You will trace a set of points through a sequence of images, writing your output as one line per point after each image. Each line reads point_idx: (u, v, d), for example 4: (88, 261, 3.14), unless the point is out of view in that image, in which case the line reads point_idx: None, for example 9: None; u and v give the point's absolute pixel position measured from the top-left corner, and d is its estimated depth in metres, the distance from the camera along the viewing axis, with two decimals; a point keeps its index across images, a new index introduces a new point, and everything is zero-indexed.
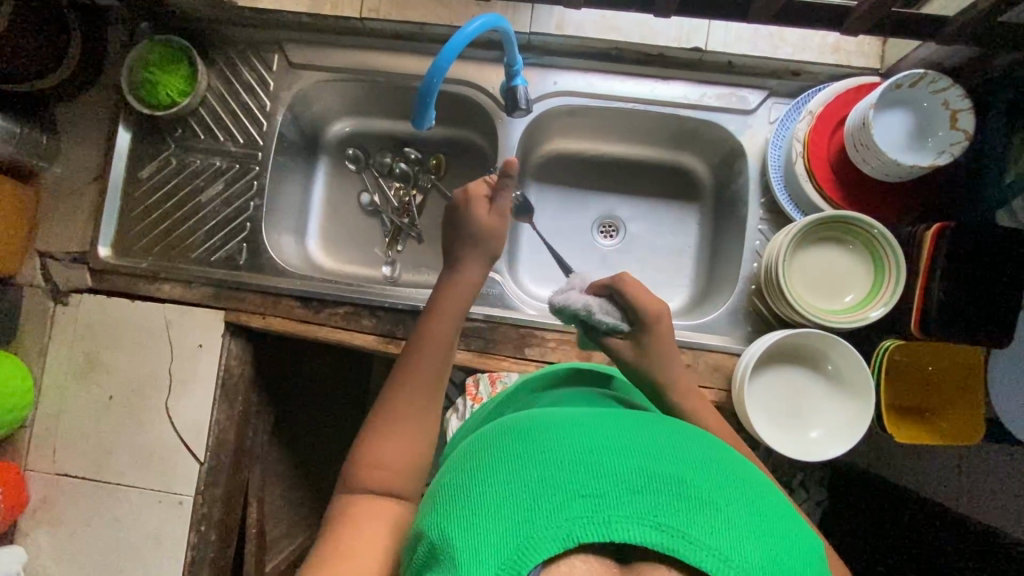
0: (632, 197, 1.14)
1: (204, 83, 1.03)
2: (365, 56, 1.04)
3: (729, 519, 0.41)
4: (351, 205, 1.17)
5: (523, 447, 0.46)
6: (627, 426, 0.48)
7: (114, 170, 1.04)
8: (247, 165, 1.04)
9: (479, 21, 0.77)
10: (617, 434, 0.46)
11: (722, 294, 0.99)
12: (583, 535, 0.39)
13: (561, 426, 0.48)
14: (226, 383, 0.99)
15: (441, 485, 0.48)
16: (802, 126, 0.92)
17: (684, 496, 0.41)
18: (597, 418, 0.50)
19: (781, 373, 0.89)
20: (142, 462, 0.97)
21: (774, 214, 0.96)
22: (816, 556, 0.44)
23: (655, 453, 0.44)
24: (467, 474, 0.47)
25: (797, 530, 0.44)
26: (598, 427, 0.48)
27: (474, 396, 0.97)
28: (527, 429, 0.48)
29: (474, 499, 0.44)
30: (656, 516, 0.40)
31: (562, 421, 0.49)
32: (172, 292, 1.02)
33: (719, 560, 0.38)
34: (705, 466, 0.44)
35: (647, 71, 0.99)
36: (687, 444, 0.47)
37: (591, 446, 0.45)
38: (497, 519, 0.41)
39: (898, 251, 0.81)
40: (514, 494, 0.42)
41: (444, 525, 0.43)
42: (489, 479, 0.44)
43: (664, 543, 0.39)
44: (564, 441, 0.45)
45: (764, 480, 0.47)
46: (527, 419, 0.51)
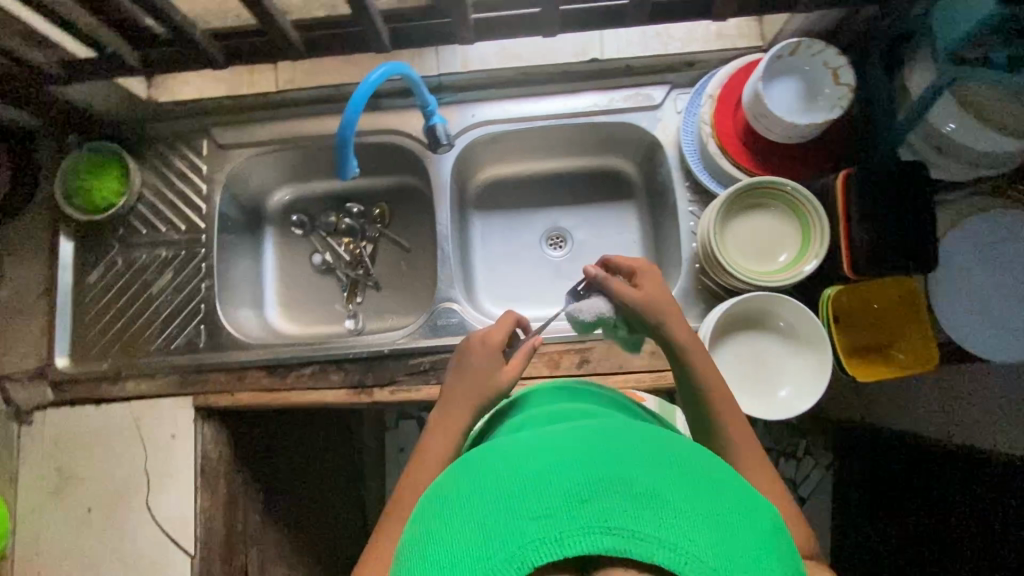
0: (572, 207, 1.19)
1: (139, 180, 1.06)
2: (290, 126, 1.08)
3: (676, 508, 0.42)
4: (304, 268, 1.20)
5: (475, 483, 0.47)
6: (574, 438, 0.50)
7: (61, 282, 1.04)
8: (193, 249, 1.06)
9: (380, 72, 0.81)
10: (563, 450, 0.48)
11: (672, 279, 1.03)
12: (539, 558, 0.41)
13: (509, 452, 0.49)
14: (205, 469, 0.98)
15: (404, 537, 0.49)
16: (706, 110, 0.98)
17: (630, 495, 0.43)
18: (545, 437, 0.51)
19: (741, 340, 0.92)
20: (132, 569, 0.94)
21: (701, 193, 1.01)
22: (769, 527, 0.45)
23: (600, 460, 0.46)
24: (426, 522, 0.47)
25: (747, 506, 0.46)
26: (546, 446, 0.49)
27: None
28: (479, 465, 0.50)
29: (433, 549, 0.44)
30: (606, 522, 0.41)
31: (511, 447, 0.51)
32: (137, 388, 1.01)
33: (670, 550, 0.40)
34: (650, 463, 0.46)
35: (556, 88, 1.05)
36: (631, 442, 0.49)
37: (539, 467, 0.46)
38: (456, 561, 0.42)
39: (816, 203, 0.86)
40: (470, 535, 0.43)
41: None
42: (445, 525, 0.45)
43: (618, 547, 0.40)
44: (513, 468, 0.47)
45: (713, 464, 0.49)
46: (479, 453, 0.52)
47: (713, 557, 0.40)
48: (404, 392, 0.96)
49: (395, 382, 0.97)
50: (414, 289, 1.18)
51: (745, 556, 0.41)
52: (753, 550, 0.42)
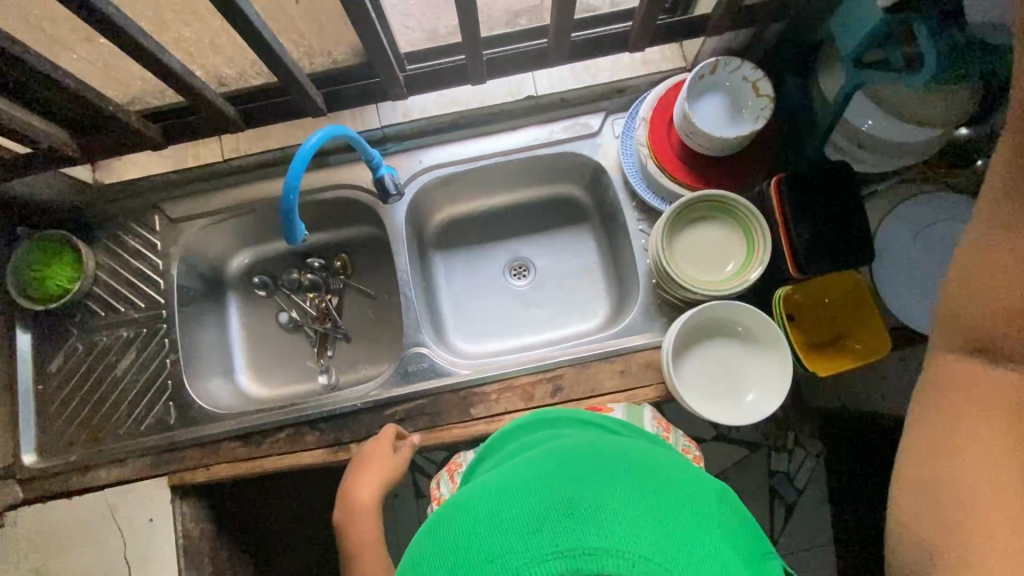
0: (530, 236, 1.22)
1: (92, 262, 1.05)
2: (241, 192, 1.09)
3: (619, 515, 0.45)
4: (272, 329, 1.19)
5: (438, 540, 0.49)
6: (525, 472, 0.53)
7: (21, 376, 1.03)
8: (154, 326, 1.05)
9: (319, 135, 0.82)
10: (514, 484, 0.50)
11: (632, 296, 1.06)
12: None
13: (467, 500, 0.52)
14: (188, 549, 0.96)
15: None
16: (641, 132, 1.02)
17: (577, 515, 0.45)
18: (501, 476, 0.54)
19: (703, 350, 0.94)
20: None
21: (648, 211, 1.04)
22: (714, 516, 0.49)
23: (547, 486, 0.49)
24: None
25: (691, 501, 0.49)
26: (501, 485, 0.52)
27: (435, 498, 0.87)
28: (442, 519, 0.52)
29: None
30: (557, 545, 0.43)
31: (470, 494, 0.53)
32: (109, 475, 0.99)
33: (618, 559, 0.42)
34: (594, 479, 0.49)
35: (497, 127, 1.08)
36: (577, 464, 0.52)
37: (493, 506, 0.49)
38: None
39: (754, 210, 0.90)
40: None
41: None
42: None
43: (572, 566, 0.42)
44: (470, 513, 0.49)
45: (656, 467, 0.53)
46: (443, 506, 0.55)
47: (656, 555, 0.43)
48: None
49: (371, 435, 0.97)
50: (384, 336, 1.19)
51: (691, 548, 0.44)
52: (698, 540, 0.45)
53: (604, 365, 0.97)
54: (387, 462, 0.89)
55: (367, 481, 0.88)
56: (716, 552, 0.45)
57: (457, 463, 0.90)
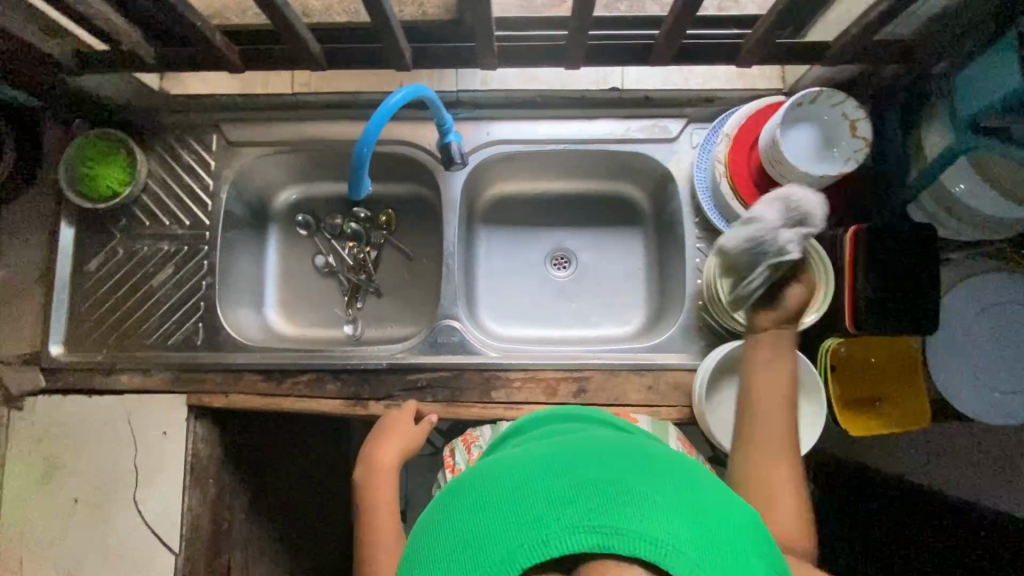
0: (579, 229, 1.20)
1: (144, 170, 1.04)
2: (302, 128, 1.07)
3: (657, 499, 0.41)
4: (306, 270, 1.19)
5: (463, 498, 0.46)
6: (563, 448, 0.50)
7: (60, 268, 1.03)
8: (195, 245, 1.04)
9: (401, 92, 0.80)
10: (548, 457, 0.47)
11: (673, 312, 1.04)
12: (526, 559, 0.39)
13: (502, 464, 0.49)
14: (195, 468, 0.98)
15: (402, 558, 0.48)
16: (721, 148, 0.98)
17: (615, 492, 0.41)
18: (533, 450, 0.51)
19: (738, 382, 0.92)
20: (117, 563, 0.95)
21: (709, 231, 1.01)
22: (762, 523, 0.44)
23: (583, 463, 0.45)
24: (420, 540, 0.47)
25: (737, 504, 0.44)
26: (537, 455, 0.48)
27: (452, 465, 0.87)
28: (471, 479, 0.49)
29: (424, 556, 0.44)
30: (588, 522, 0.40)
31: (505, 459, 0.50)
32: (131, 382, 1.00)
33: (657, 546, 0.38)
34: (633, 463, 0.45)
35: (573, 112, 1.04)
36: (619, 450, 0.48)
37: (523, 473, 0.45)
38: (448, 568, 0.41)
39: (822, 254, 0.87)
40: (457, 543, 0.43)
41: None
42: (438, 538, 0.45)
43: (601, 545, 0.39)
44: (497, 479, 0.46)
45: (702, 466, 0.48)
46: (474, 467, 0.52)
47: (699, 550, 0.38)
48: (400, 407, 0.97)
49: (391, 397, 0.97)
50: (415, 299, 1.18)
51: (736, 548, 0.40)
52: (743, 539, 0.40)
53: (633, 377, 0.96)
54: (404, 434, 0.89)
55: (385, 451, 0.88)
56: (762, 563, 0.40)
57: (472, 437, 0.91)
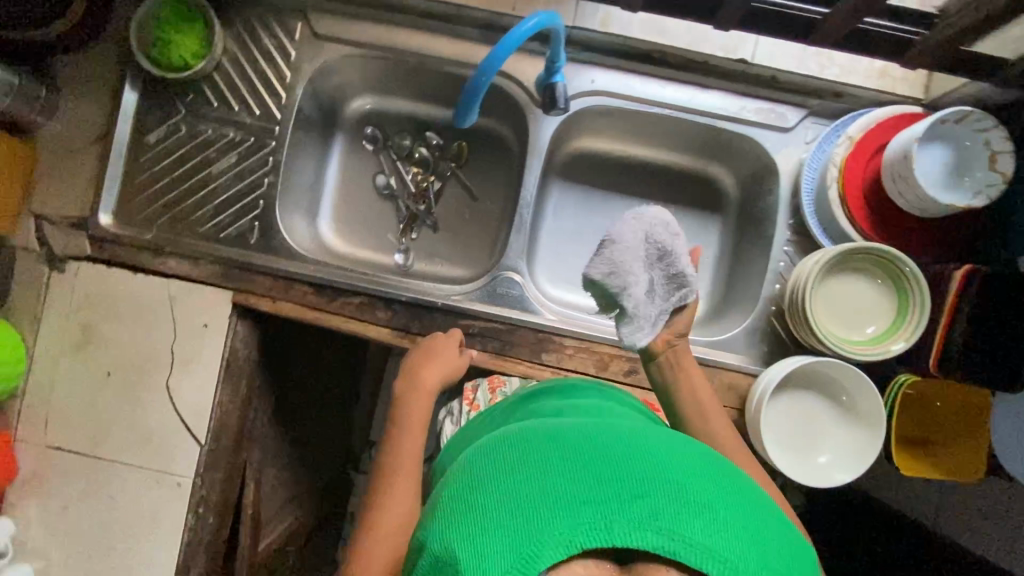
0: (654, 203, 1.15)
1: (220, 45, 0.96)
2: (395, 34, 0.98)
3: (725, 517, 0.42)
4: (366, 188, 1.14)
5: (522, 461, 0.46)
6: (623, 434, 0.49)
7: (118, 133, 0.97)
8: (263, 139, 0.98)
9: (535, 20, 0.71)
10: (616, 445, 0.47)
11: (741, 311, 1.00)
12: (586, 540, 0.40)
13: (562, 437, 0.48)
14: (230, 365, 0.97)
15: (442, 498, 0.48)
16: (839, 151, 0.91)
17: (683, 501, 0.42)
18: (592, 429, 0.51)
19: (796, 397, 0.89)
20: (141, 442, 0.95)
21: (801, 236, 0.95)
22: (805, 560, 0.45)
23: (652, 461, 0.45)
24: (465, 488, 0.46)
25: (787, 538, 0.45)
26: (598, 438, 0.48)
27: (471, 403, 0.92)
28: (528, 444, 0.48)
29: (474, 508, 0.44)
30: (656, 521, 0.40)
31: (562, 431, 0.50)
32: (177, 267, 0.97)
33: (718, 564, 0.39)
34: (699, 472, 0.46)
35: (688, 77, 0.95)
36: (680, 451, 0.48)
37: (589, 455, 0.45)
38: (503, 527, 0.41)
39: (924, 287, 0.82)
40: (516, 503, 0.42)
41: (448, 533, 0.43)
42: (491, 490, 0.44)
43: (667, 548, 0.39)
44: (561, 453, 0.46)
45: (754, 488, 0.49)
46: (527, 429, 0.52)
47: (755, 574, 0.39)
48: None
49: None
50: (472, 240, 1.14)
51: None
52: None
53: None
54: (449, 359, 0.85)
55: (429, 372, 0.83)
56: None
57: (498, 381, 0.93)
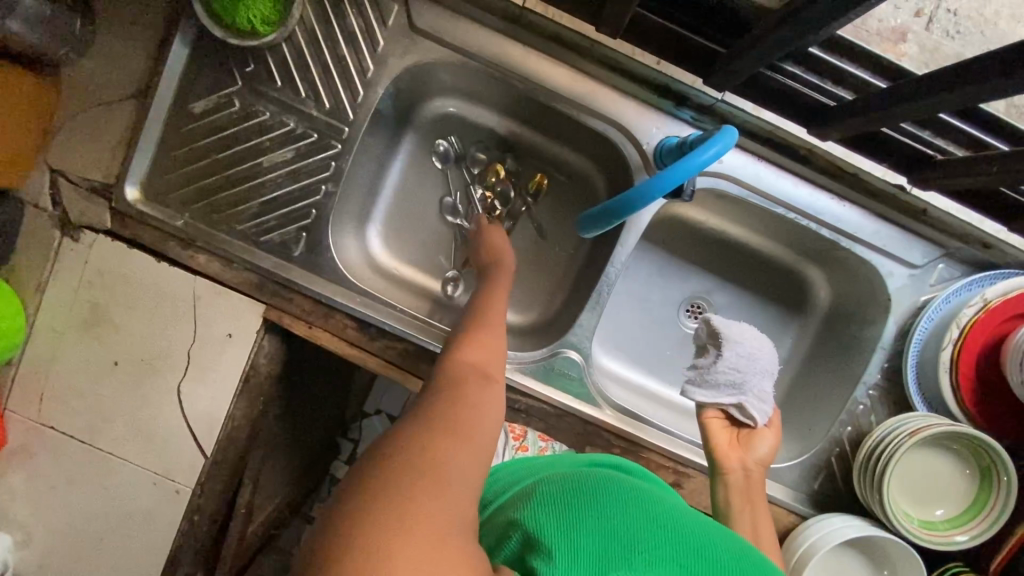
0: (732, 286, 1.05)
1: (297, 16, 0.79)
2: (505, 48, 0.82)
3: None
4: (427, 200, 1.01)
5: (636, 500, 0.48)
6: (720, 528, 0.51)
7: (160, 93, 0.82)
8: (327, 138, 0.84)
9: (714, 147, 0.67)
10: (717, 536, 0.49)
11: (798, 436, 0.94)
12: None
13: (669, 504, 0.50)
14: (250, 380, 0.88)
15: (543, 491, 0.49)
16: (969, 311, 0.81)
17: None
18: (695, 513, 0.52)
19: (839, 554, 0.83)
20: (140, 440, 0.88)
21: (890, 384, 0.88)
22: None
23: (752, 569, 0.47)
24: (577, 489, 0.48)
25: None
26: (701, 520, 0.50)
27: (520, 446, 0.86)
28: (636, 489, 0.50)
29: (583, 508, 0.45)
30: None
31: (667, 499, 0.52)
32: (207, 264, 0.85)
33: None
34: None
35: (827, 184, 0.83)
36: (770, 567, 0.50)
37: (697, 533, 0.47)
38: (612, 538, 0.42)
39: (1012, 483, 0.76)
40: (630, 526, 0.44)
41: (554, 519, 0.44)
42: (608, 504, 0.46)
43: None
44: (673, 517, 0.47)
45: None
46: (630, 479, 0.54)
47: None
48: None
49: None
50: (531, 287, 1.03)
51: None
52: None
53: None
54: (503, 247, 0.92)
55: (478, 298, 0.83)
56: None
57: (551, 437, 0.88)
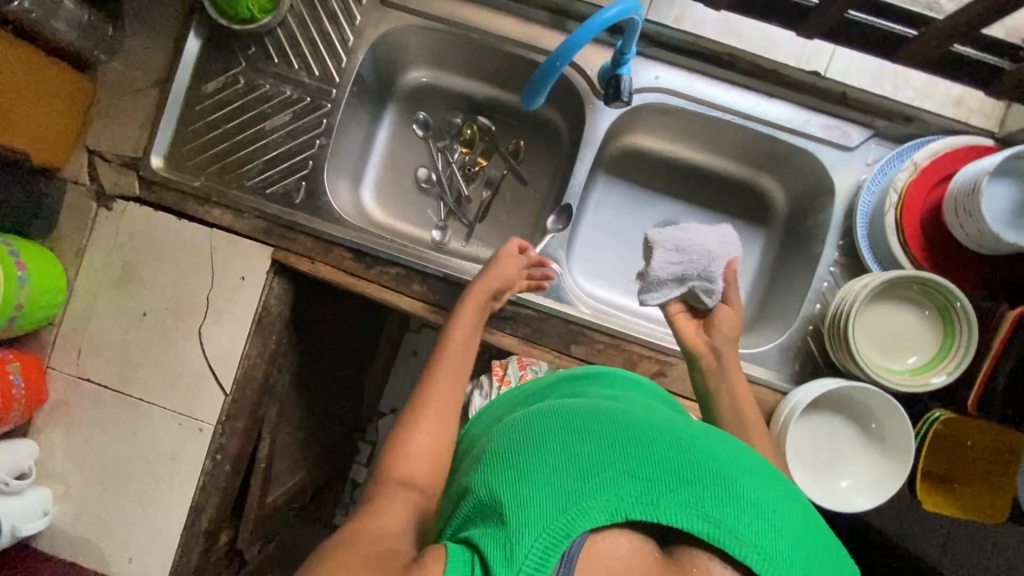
0: (698, 209, 1.13)
1: (287, 3, 0.96)
2: (461, 9, 0.97)
3: (768, 516, 0.44)
4: (412, 161, 1.14)
5: (575, 431, 0.48)
6: (674, 425, 0.52)
7: (177, 79, 0.98)
8: (318, 101, 0.99)
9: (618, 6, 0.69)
10: (662, 429, 0.50)
11: (775, 327, 0.99)
12: (631, 511, 0.43)
13: (613, 416, 0.51)
14: (262, 320, 0.98)
15: (490, 451, 0.51)
16: (902, 176, 0.88)
17: (726, 491, 0.45)
18: (642, 415, 0.53)
19: (820, 418, 0.89)
20: (167, 384, 0.97)
21: (849, 259, 0.94)
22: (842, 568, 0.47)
23: (701, 452, 0.48)
24: (516, 444, 0.49)
25: (828, 538, 0.48)
26: (649, 424, 0.50)
27: (501, 378, 0.99)
28: (578, 415, 0.51)
29: (522, 465, 0.46)
30: (704, 508, 0.43)
31: (613, 412, 0.52)
32: (220, 218, 0.98)
33: (754, 551, 0.42)
34: (741, 465, 0.48)
35: (754, 84, 0.94)
36: (729, 449, 0.51)
37: (639, 438, 0.48)
38: (550, 487, 0.44)
39: (972, 322, 0.80)
40: (568, 461, 0.45)
41: (496, 482, 0.46)
42: (546, 448, 0.47)
43: (709, 533, 0.43)
44: (613, 430, 0.48)
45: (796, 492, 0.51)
46: (574, 403, 0.54)
47: (787, 564, 0.42)
48: (477, 329, 0.94)
49: None
50: (513, 227, 1.13)
51: None
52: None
53: None
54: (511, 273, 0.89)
55: (466, 305, 0.84)
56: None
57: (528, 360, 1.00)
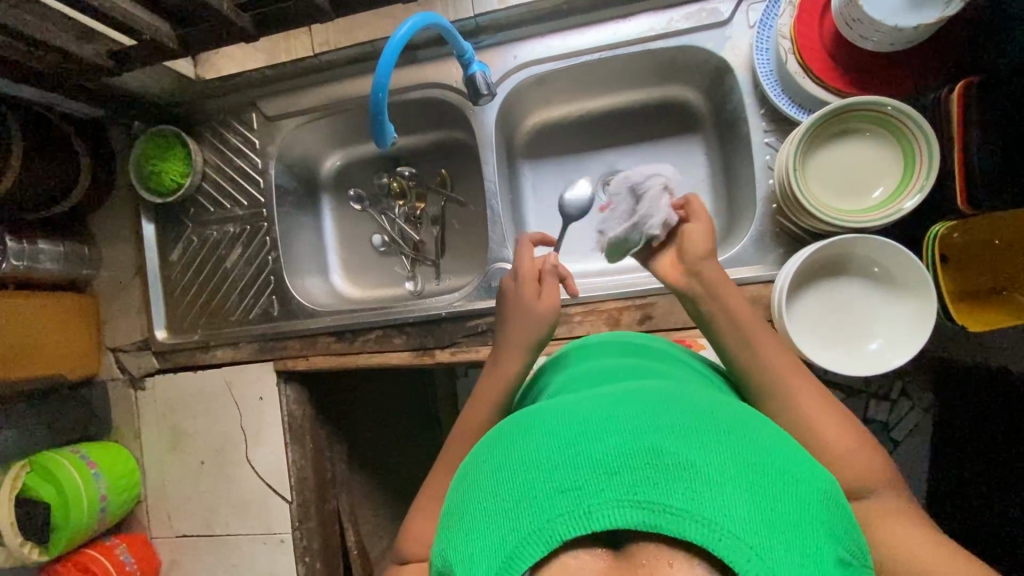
0: (630, 146, 1.09)
1: (200, 159, 1.09)
2: (332, 89, 1.07)
3: (711, 477, 0.37)
4: (361, 233, 1.21)
5: (504, 456, 0.42)
6: (607, 403, 0.44)
7: (148, 261, 1.13)
8: (256, 224, 1.10)
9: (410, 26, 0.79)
10: (587, 412, 0.43)
11: (745, 221, 0.94)
12: (565, 532, 0.36)
13: (541, 418, 0.44)
14: (292, 426, 1.07)
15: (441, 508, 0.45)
16: (784, 20, 0.84)
17: (661, 466, 0.37)
18: (572, 401, 0.46)
19: (821, 288, 0.82)
20: (242, 512, 1.08)
21: (778, 122, 0.89)
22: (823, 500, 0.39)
23: (630, 426, 0.40)
24: (454, 498, 0.44)
25: (794, 472, 0.40)
26: (579, 411, 0.43)
27: None
28: (509, 433, 0.45)
29: (461, 518, 0.41)
30: (636, 495, 0.36)
31: (544, 411, 0.46)
32: (225, 355, 1.10)
33: (704, 526, 0.35)
34: (677, 423, 0.41)
35: (605, 14, 0.94)
36: (672, 406, 0.43)
37: (562, 438, 0.41)
38: (481, 535, 0.38)
39: (927, 129, 0.73)
40: (496, 501, 0.39)
41: (442, 545, 0.41)
42: (478, 491, 0.41)
43: (649, 522, 0.35)
44: (535, 440, 0.42)
45: (759, 431, 0.42)
46: (510, 417, 0.48)
47: (744, 527, 0.35)
48: (465, 352, 0.98)
49: (455, 344, 0.99)
50: (470, 248, 1.16)
51: (802, 541, 0.36)
52: (807, 530, 0.36)
53: None
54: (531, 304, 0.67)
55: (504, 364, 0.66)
56: (818, 559, 0.35)
57: None
